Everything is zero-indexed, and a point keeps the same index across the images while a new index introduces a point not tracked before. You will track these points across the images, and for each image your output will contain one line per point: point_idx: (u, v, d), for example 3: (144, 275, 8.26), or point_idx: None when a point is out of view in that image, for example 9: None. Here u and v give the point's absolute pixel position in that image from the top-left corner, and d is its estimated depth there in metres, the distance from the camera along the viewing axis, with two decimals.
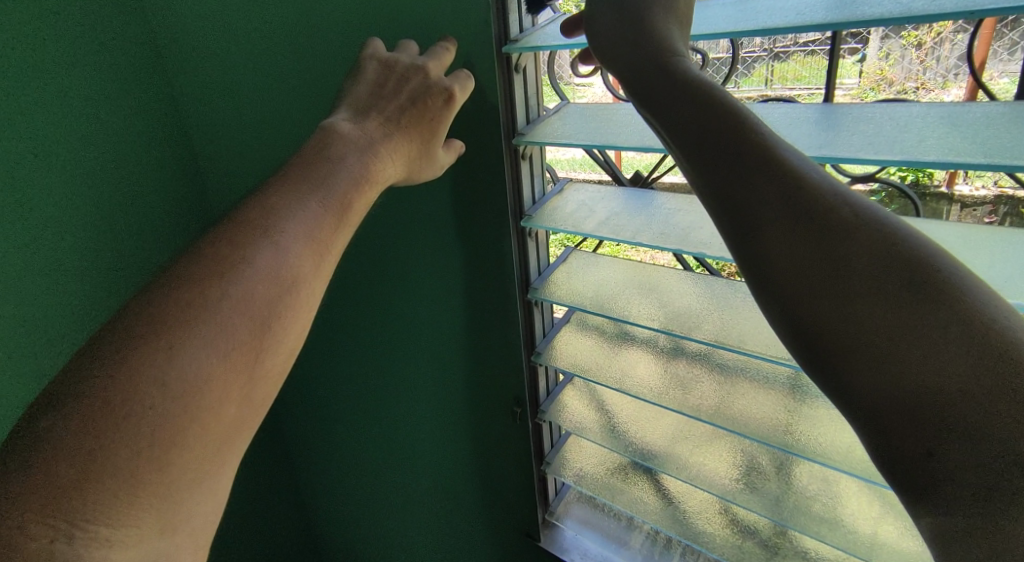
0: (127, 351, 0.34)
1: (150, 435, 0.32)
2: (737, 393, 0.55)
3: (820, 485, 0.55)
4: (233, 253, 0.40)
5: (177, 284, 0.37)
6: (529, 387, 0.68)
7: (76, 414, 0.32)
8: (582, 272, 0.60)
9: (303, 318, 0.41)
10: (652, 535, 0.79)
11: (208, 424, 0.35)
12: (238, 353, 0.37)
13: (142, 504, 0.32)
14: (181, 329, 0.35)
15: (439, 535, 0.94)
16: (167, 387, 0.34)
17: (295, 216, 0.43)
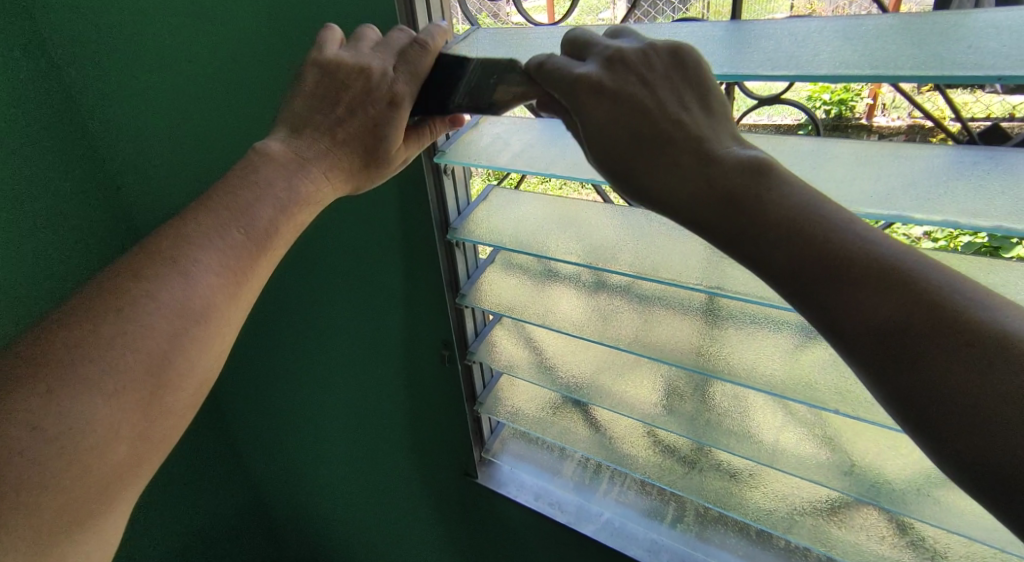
0: (4, 391, 0.35)
1: (25, 479, 0.34)
2: (655, 321, 0.56)
3: (731, 401, 0.58)
4: (136, 287, 0.41)
5: (66, 325, 0.39)
6: (455, 328, 0.69)
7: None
8: (502, 209, 0.59)
9: (210, 353, 0.44)
10: (584, 463, 0.82)
11: (85, 475, 0.36)
12: (131, 393, 0.39)
13: (12, 545, 0.33)
14: (62, 370, 0.37)
15: (388, 471, 0.97)
16: (44, 431, 0.35)
17: (208, 249, 0.44)
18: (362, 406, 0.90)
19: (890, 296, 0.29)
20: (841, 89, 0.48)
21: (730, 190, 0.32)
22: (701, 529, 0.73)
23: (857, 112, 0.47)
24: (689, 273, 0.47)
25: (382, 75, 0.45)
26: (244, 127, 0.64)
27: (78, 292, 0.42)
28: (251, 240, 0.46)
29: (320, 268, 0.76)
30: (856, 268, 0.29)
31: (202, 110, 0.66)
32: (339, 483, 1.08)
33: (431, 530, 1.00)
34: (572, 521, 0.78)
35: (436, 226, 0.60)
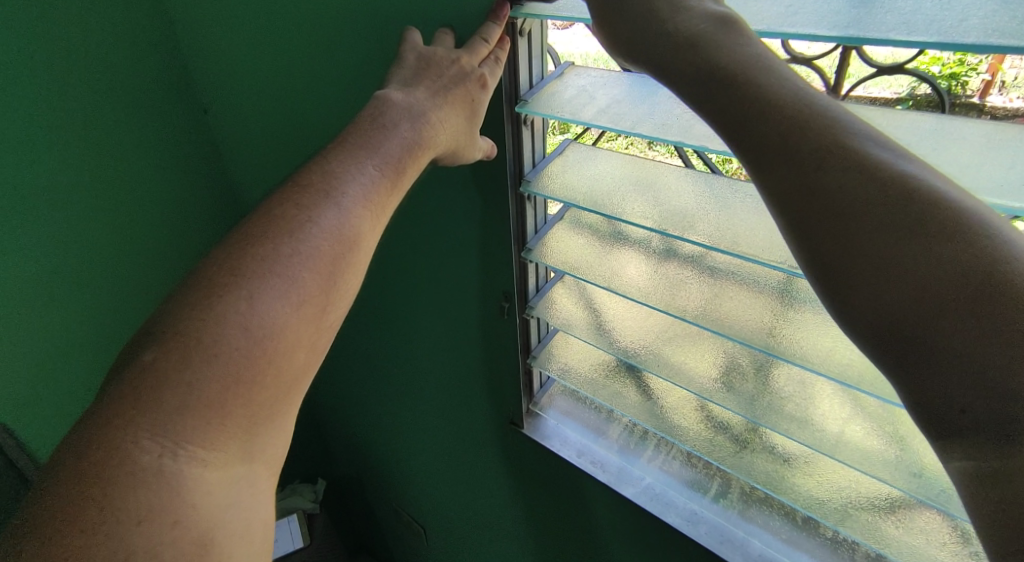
0: (214, 297, 0.40)
1: (240, 375, 0.39)
2: (724, 296, 0.54)
3: (797, 388, 0.56)
4: (299, 215, 0.44)
5: (251, 244, 0.43)
6: (517, 282, 0.68)
7: (174, 349, 0.38)
8: (579, 164, 0.57)
9: (354, 276, 0.46)
10: (631, 428, 0.82)
11: (277, 374, 0.41)
12: (308, 306, 0.43)
13: (229, 431, 0.38)
14: (257, 278, 0.41)
15: (439, 412, 1.00)
16: (251, 329, 0.40)
17: (353, 184, 0.46)
18: (418, 348, 0.92)
19: (954, 273, 0.29)
20: (954, 60, 0.41)
21: (805, 134, 0.32)
22: (744, 507, 0.72)
23: (969, 90, 0.41)
24: (771, 250, 0.45)
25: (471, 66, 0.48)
26: (326, 65, 0.64)
27: (245, 224, 0.45)
28: (386, 174, 0.48)
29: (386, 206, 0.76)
30: (929, 240, 0.29)
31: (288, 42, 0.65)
32: (389, 412, 1.13)
33: (472, 469, 1.04)
34: (613, 481, 0.78)
35: (509, 177, 0.58)
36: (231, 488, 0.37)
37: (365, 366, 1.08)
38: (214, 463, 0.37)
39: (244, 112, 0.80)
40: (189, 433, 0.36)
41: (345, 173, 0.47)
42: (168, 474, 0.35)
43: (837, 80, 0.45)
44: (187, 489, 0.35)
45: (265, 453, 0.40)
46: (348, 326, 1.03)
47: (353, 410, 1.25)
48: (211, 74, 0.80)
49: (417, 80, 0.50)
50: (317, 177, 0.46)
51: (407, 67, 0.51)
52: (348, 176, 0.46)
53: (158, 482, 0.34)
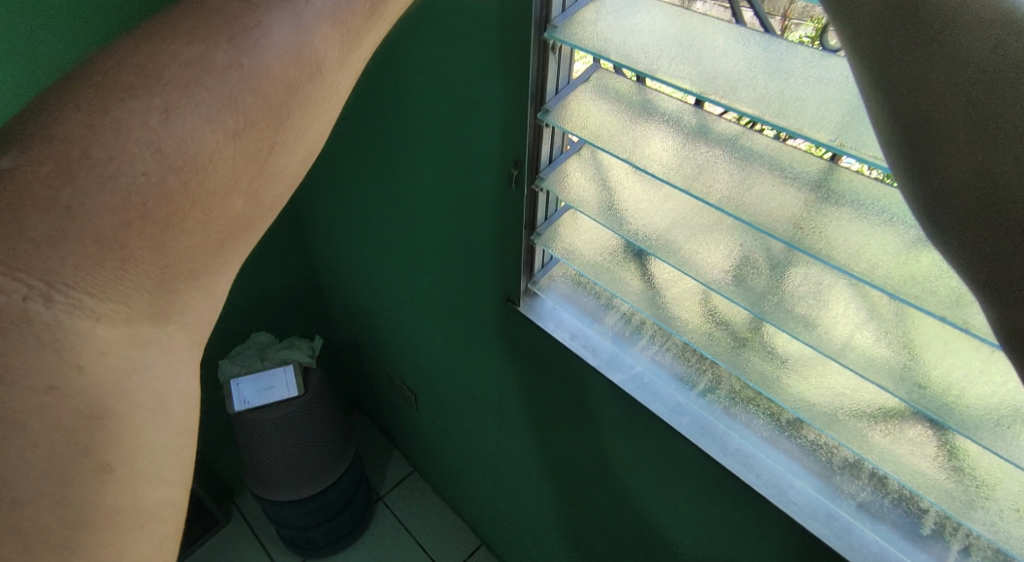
0: (122, 117, 0.36)
1: (147, 208, 0.37)
2: (752, 182, 0.50)
3: (812, 287, 0.53)
4: (249, 18, 0.40)
5: (180, 56, 0.39)
6: (531, 148, 0.63)
7: (55, 163, 0.35)
8: (614, 11, 0.50)
9: (322, 114, 0.44)
10: (628, 316, 0.79)
11: (198, 210, 0.39)
12: (246, 134, 0.40)
13: (133, 278, 0.37)
14: (180, 95, 0.38)
15: (439, 282, 0.99)
16: (165, 156, 0.37)
17: (317, 0, 0.42)
18: (424, 213, 0.89)
19: None
20: None
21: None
22: (730, 405, 0.72)
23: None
24: (819, 126, 0.39)
25: None
26: None
27: (179, 24, 0.40)
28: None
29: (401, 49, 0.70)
30: None
31: None
32: (390, 276, 1.13)
33: (467, 340, 1.04)
34: (603, 366, 0.78)
35: (534, 21, 0.52)
36: (140, 350, 0.37)
37: (370, 226, 1.06)
38: (111, 319, 0.36)
39: None
40: (73, 276, 0.34)
41: None
42: (52, 318, 0.33)
43: None
44: (74, 343, 0.34)
45: (181, 320, 0.40)
46: (357, 182, 1.00)
47: (354, 270, 1.25)
48: None
49: None
50: None
51: None
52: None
53: (35, 328, 0.33)
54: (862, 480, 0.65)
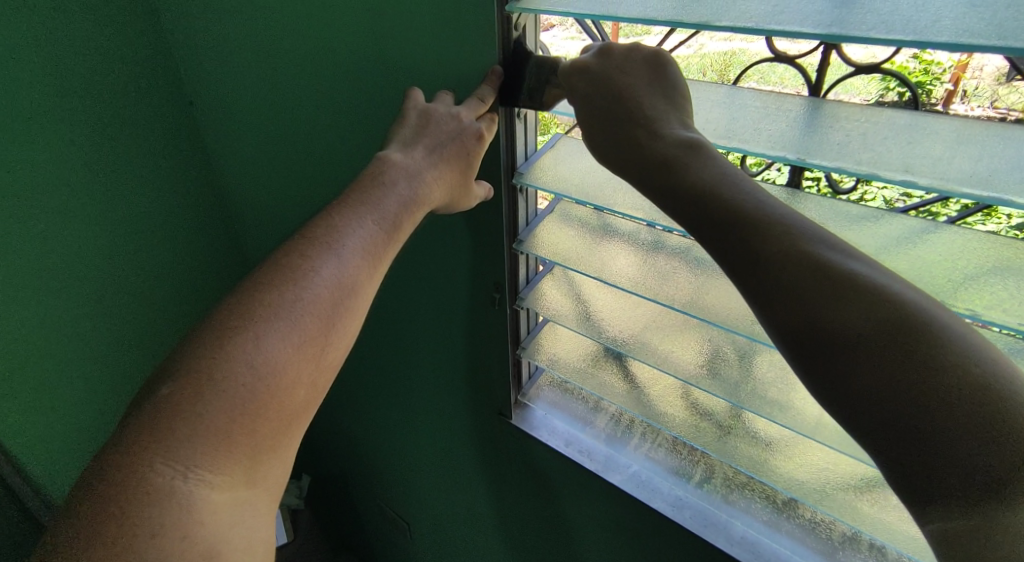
0: (225, 338, 0.44)
1: (249, 403, 0.43)
2: (708, 287, 0.57)
3: (778, 374, 0.58)
4: (302, 264, 0.48)
5: (256, 293, 0.47)
6: (508, 273, 0.69)
7: (185, 386, 0.41)
8: (569, 158, 0.58)
9: (356, 317, 0.50)
10: (617, 416, 0.84)
11: (277, 410, 0.44)
12: (308, 345, 0.47)
13: (235, 456, 0.42)
14: (262, 320, 0.45)
15: (426, 409, 1.01)
16: (257, 367, 0.43)
17: (353, 237, 0.51)
18: (405, 346, 0.93)
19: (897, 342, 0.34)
20: (920, 70, 0.43)
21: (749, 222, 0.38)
22: (727, 492, 0.75)
23: (933, 98, 0.43)
24: None
25: (471, 119, 0.53)
26: (318, 68, 0.65)
27: (254, 273, 0.49)
28: (383, 228, 0.52)
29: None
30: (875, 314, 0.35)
31: (280, 45, 0.67)
32: (378, 406, 1.13)
33: (461, 462, 1.04)
34: (600, 470, 0.80)
35: (502, 170, 0.59)
36: (237, 508, 0.41)
37: (350, 363, 1.09)
38: (222, 486, 0.40)
39: (235, 107, 0.81)
40: (200, 460, 0.40)
41: (347, 228, 0.51)
42: (179, 495, 0.38)
43: (818, 78, 0.46)
44: (196, 507, 0.39)
45: (266, 481, 0.44)
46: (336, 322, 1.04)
47: (336, 406, 1.25)
48: (205, 71, 0.81)
49: (416, 139, 0.55)
50: (324, 228, 0.51)
51: (409, 125, 0.55)
52: (348, 230, 0.51)
53: (169, 503, 0.38)
54: (862, 552, 0.67)
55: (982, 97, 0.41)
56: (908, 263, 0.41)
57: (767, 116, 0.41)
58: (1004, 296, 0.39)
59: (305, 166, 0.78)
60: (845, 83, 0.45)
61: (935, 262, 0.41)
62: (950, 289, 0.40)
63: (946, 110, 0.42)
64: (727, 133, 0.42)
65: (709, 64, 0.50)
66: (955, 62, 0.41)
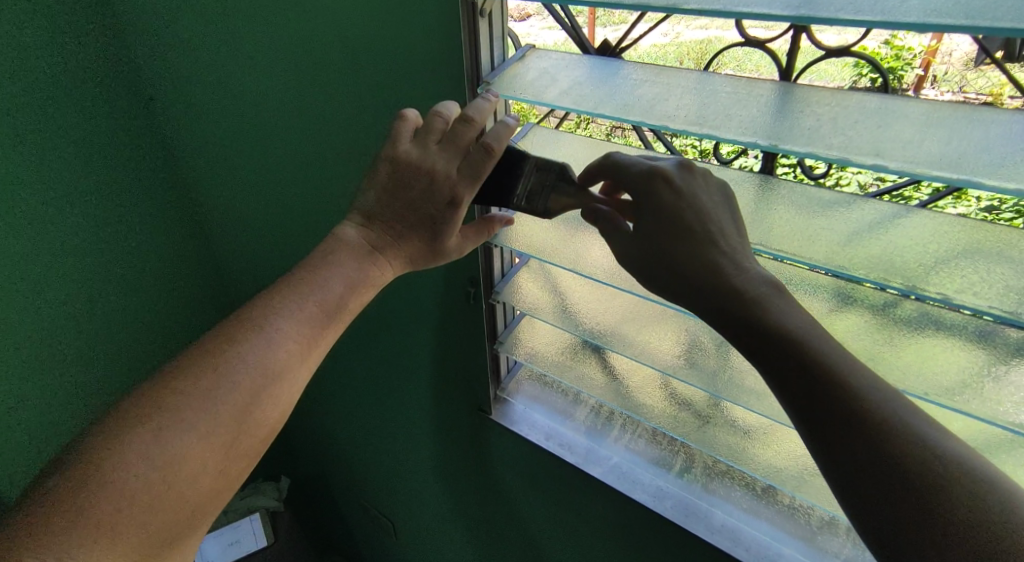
0: (128, 427, 0.46)
1: (134, 496, 0.44)
2: None
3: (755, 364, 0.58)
4: (227, 350, 0.51)
5: (178, 379, 0.49)
6: (483, 267, 0.68)
7: (72, 475, 0.43)
8: (541, 148, 0.57)
9: (277, 407, 0.52)
10: (597, 409, 0.83)
11: (177, 503, 0.46)
12: (217, 437, 0.49)
13: (116, 546, 0.42)
14: (173, 412, 0.47)
15: (405, 407, 1.00)
16: (153, 457, 0.45)
17: (286, 323, 0.53)
18: (383, 343, 0.92)
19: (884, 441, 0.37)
20: (891, 55, 0.42)
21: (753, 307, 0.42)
22: (708, 481, 0.75)
23: (904, 84, 0.43)
24: None
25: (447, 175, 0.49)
26: (295, 59, 0.65)
27: (186, 354, 0.51)
28: (313, 310, 0.54)
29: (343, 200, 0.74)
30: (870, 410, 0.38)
31: (259, 36, 0.66)
32: (357, 406, 1.11)
33: (443, 461, 1.03)
34: (581, 462, 0.79)
35: None
36: None
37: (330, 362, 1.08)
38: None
39: (209, 100, 0.79)
40: (73, 549, 0.41)
41: (274, 313, 0.53)
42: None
43: (789, 62, 0.46)
44: None
45: None
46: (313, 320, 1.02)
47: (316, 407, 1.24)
48: (174, 62, 0.79)
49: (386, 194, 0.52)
50: (256, 312, 0.53)
51: (381, 174, 0.52)
52: (281, 317, 0.53)
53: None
54: (840, 537, 0.68)
55: (950, 83, 0.42)
56: (881, 246, 0.41)
57: (739, 101, 0.41)
58: (975, 279, 0.38)
59: (281, 159, 0.77)
60: (817, 68, 0.45)
61: (907, 246, 0.41)
62: (924, 272, 0.40)
63: (914, 96, 0.42)
64: (698, 119, 0.41)
65: (685, 52, 0.50)
66: (925, 47, 0.41)
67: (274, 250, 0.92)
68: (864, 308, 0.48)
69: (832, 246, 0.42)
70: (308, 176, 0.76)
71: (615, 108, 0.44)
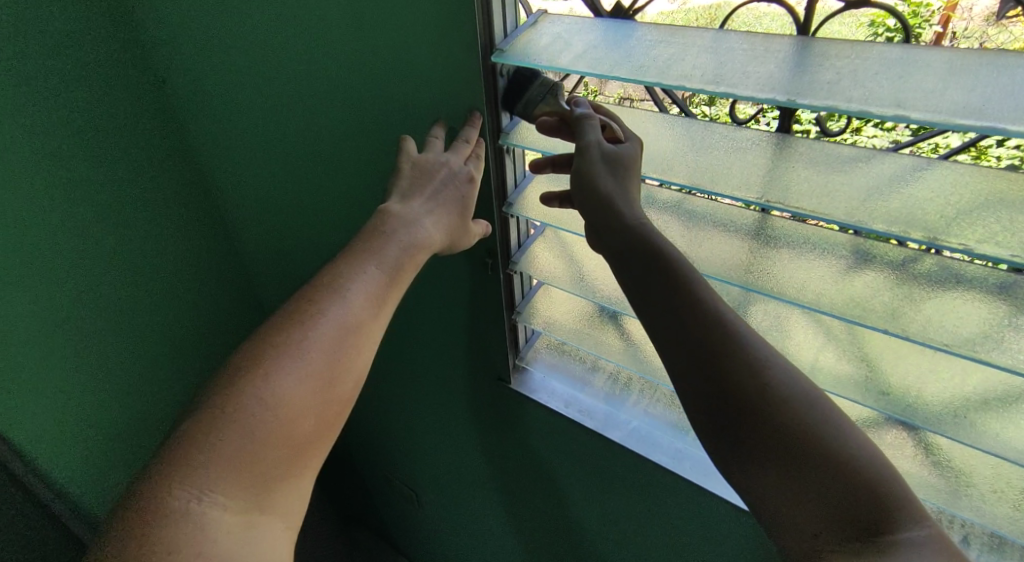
0: (237, 378, 0.48)
1: (254, 435, 0.46)
2: (701, 239, 0.56)
3: (773, 323, 0.56)
4: (311, 306, 0.52)
5: (268, 337, 0.50)
6: (500, 240, 0.68)
7: (199, 421, 0.45)
8: None
9: (362, 352, 0.53)
10: (615, 375, 0.84)
11: (287, 441, 0.47)
12: (315, 380, 0.50)
13: (246, 481, 0.45)
14: (273, 361, 0.49)
15: (424, 379, 1.02)
16: (266, 400, 0.47)
17: (357, 284, 0.54)
18: (399, 318, 0.93)
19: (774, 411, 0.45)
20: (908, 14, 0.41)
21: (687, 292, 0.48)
22: None
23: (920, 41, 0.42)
24: (747, 189, 0.46)
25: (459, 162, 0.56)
26: (292, 39, 0.62)
27: (269, 321, 0.52)
28: (383, 271, 0.56)
29: (355, 177, 0.73)
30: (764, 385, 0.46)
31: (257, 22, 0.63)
32: (378, 378, 1.13)
33: (465, 430, 1.05)
34: (600, 427, 0.81)
35: (487, 132, 0.57)
36: (252, 529, 0.44)
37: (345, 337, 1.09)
38: (235, 507, 0.43)
39: (212, 94, 0.76)
40: (214, 483, 0.43)
41: (350, 273, 0.55)
42: (195, 516, 0.42)
43: (807, 17, 0.44)
44: (209, 527, 0.42)
45: (281, 507, 0.47)
46: None
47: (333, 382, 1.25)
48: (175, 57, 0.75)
49: (412, 189, 0.58)
50: (329, 275, 0.55)
51: (404, 176, 0.58)
52: (352, 277, 0.54)
53: (185, 523, 0.41)
54: None
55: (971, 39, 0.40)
56: (901, 201, 0.41)
57: (756, 58, 0.41)
58: (996, 229, 0.38)
59: (285, 143, 0.75)
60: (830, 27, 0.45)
61: (928, 201, 0.41)
62: (943, 224, 0.40)
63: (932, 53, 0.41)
64: (716, 77, 0.41)
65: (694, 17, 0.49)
66: (944, 3, 0.40)
67: (285, 233, 0.91)
68: (881, 265, 0.48)
69: (852, 203, 0.42)
70: (312, 157, 0.74)
71: (632, 70, 0.44)
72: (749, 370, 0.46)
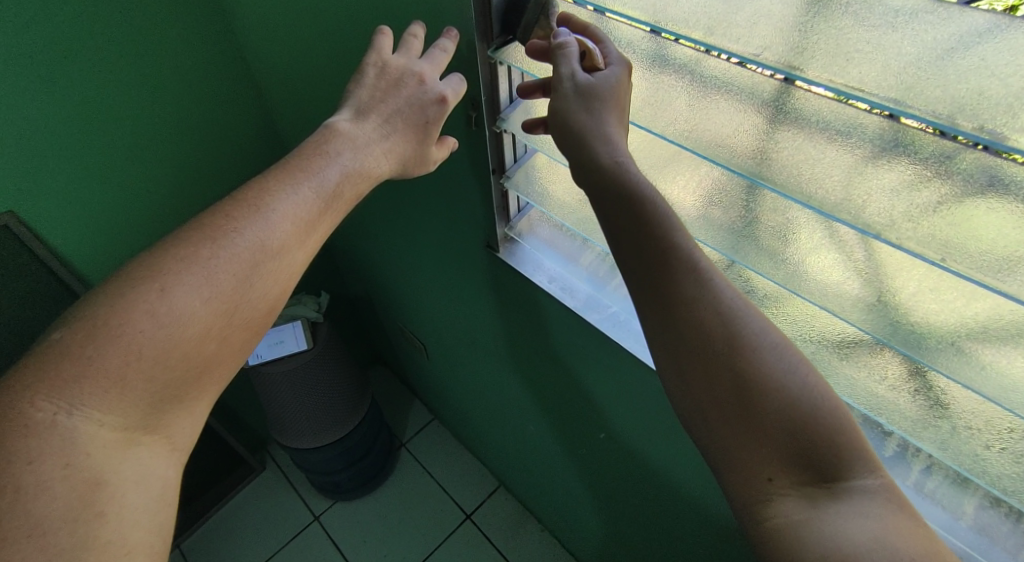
0: (129, 287, 0.45)
1: (142, 353, 0.44)
2: (705, 111, 0.47)
3: (772, 209, 0.50)
4: (227, 224, 0.49)
5: (172, 248, 0.47)
6: (487, 89, 0.60)
7: (77, 332, 0.43)
8: None
9: (280, 282, 0.51)
10: (604, 256, 0.78)
11: (182, 361, 0.46)
12: (220, 301, 0.47)
13: (126, 399, 0.43)
14: (172, 274, 0.46)
15: (424, 229, 0.99)
16: (158, 317, 0.45)
17: (282, 204, 0.51)
18: None
19: (726, 353, 0.43)
20: None
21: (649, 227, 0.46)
22: None
23: None
24: (767, 47, 0.37)
25: (433, 80, 0.55)
26: None
27: (177, 232, 0.49)
28: (318, 196, 0.53)
29: (361, 3, 0.65)
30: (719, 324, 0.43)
31: None
32: (383, 224, 1.11)
33: (460, 287, 1.04)
34: (579, 307, 0.78)
35: None
36: (127, 450, 0.43)
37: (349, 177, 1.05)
38: (112, 425, 0.43)
39: None
40: (88, 397, 0.42)
41: (278, 192, 0.52)
42: (62, 428, 0.41)
43: None
44: (80, 440, 0.41)
45: (168, 428, 0.46)
46: None
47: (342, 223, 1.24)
48: None
49: (370, 102, 0.56)
50: (256, 191, 0.51)
51: (370, 75, 0.56)
52: (278, 196, 0.51)
53: (49, 435, 0.40)
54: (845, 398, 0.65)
55: None
56: (938, 72, 0.33)
57: None
58: None
59: None
60: None
61: (972, 74, 0.32)
62: (980, 106, 0.32)
63: None
64: None
65: None
66: None
67: (287, 54, 0.85)
68: (910, 160, 0.39)
69: (882, 68, 0.34)
70: None
71: None
72: (716, 317, 0.43)
